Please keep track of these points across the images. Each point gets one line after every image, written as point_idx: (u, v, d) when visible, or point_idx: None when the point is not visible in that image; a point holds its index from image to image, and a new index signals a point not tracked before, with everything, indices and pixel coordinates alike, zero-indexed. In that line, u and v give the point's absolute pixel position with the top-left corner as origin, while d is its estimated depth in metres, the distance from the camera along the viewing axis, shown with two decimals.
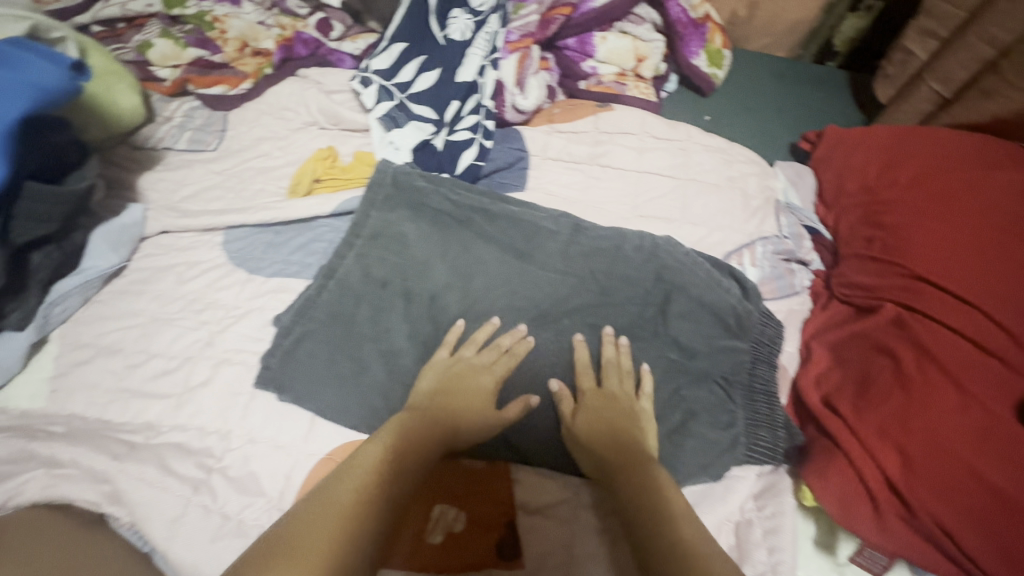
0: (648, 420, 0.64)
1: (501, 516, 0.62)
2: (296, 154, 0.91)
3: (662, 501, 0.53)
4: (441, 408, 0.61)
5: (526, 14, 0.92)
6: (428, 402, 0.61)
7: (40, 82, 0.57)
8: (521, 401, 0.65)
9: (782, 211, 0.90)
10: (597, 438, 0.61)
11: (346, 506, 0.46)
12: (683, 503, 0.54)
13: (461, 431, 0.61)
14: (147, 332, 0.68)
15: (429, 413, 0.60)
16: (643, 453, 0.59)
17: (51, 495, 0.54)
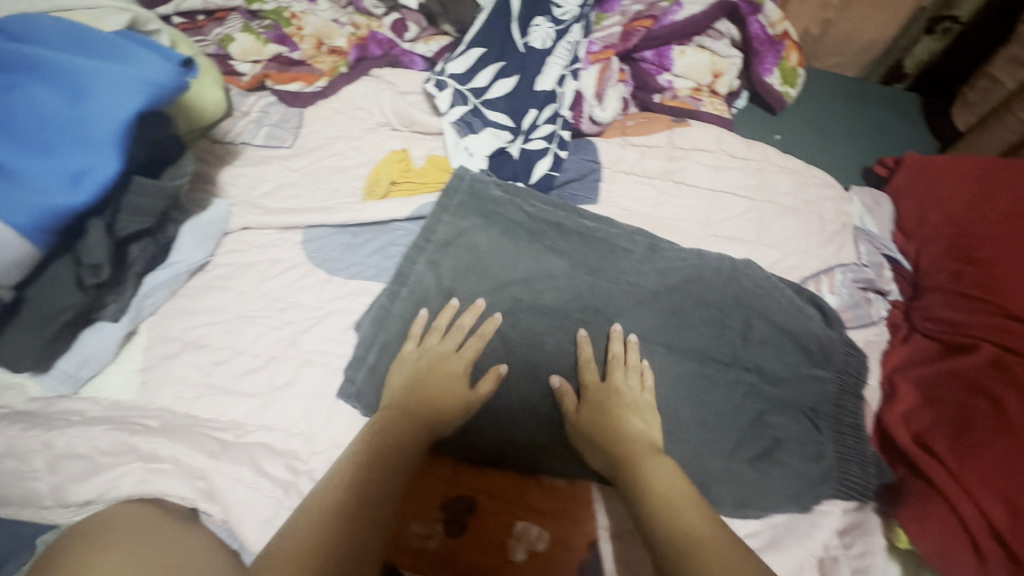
0: (653, 414, 0.64)
1: (583, 539, 0.61)
2: (369, 154, 0.91)
3: (652, 496, 0.54)
4: (416, 404, 0.62)
5: (608, 26, 0.94)
6: (400, 398, 0.62)
7: (155, 79, 0.56)
8: (492, 374, 0.66)
9: (860, 239, 0.87)
10: (597, 437, 0.61)
11: (325, 507, 0.51)
12: (673, 491, 0.54)
13: (442, 424, 0.62)
14: (231, 329, 0.69)
15: (407, 410, 0.61)
16: (637, 449, 0.58)
17: (147, 490, 0.54)
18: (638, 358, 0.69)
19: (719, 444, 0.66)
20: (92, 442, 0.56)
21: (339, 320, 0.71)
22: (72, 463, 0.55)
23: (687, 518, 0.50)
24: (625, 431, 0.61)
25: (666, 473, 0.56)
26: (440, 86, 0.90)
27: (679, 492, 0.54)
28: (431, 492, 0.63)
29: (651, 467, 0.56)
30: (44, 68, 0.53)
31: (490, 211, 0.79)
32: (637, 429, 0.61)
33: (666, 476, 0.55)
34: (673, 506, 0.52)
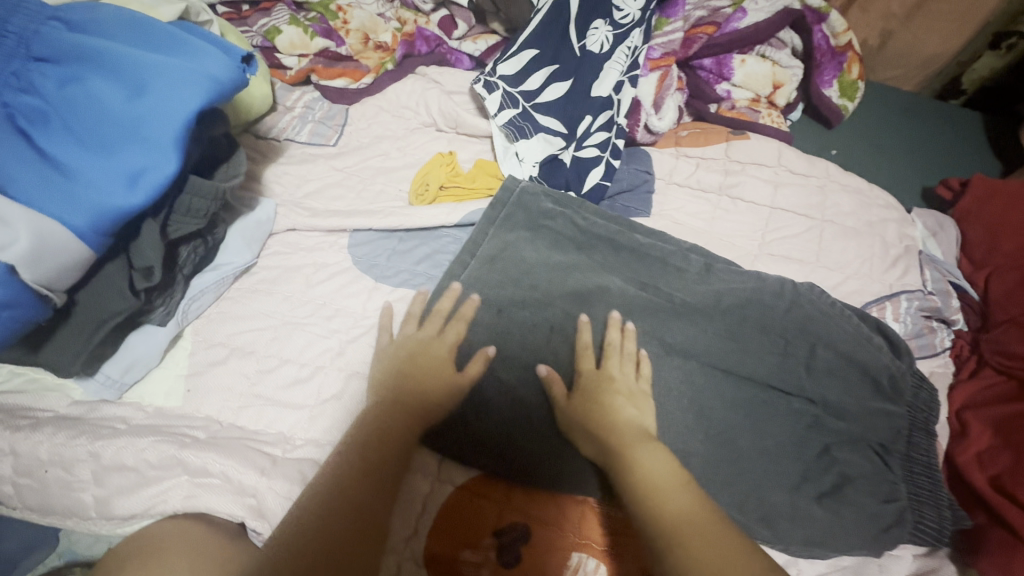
0: (648, 403, 0.63)
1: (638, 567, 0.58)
2: (415, 156, 0.88)
3: (638, 488, 0.53)
4: (406, 393, 0.61)
5: (670, 32, 0.91)
6: (390, 389, 0.61)
7: (215, 74, 0.54)
8: (481, 356, 0.65)
9: (925, 265, 0.84)
10: (590, 429, 0.60)
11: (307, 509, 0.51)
12: (660, 480, 0.53)
13: (431, 415, 0.62)
14: (278, 336, 0.66)
15: (389, 402, 0.60)
16: (625, 438, 0.57)
17: (193, 506, 0.53)
18: (634, 346, 0.67)
19: (783, 478, 0.63)
20: (141, 454, 0.55)
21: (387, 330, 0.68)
22: (120, 475, 0.54)
23: (672, 510, 0.51)
24: (614, 419, 0.59)
25: (655, 462, 0.55)
26: (490, 87, 0.84)
27: (668, 480, 0.54)
28: (485, 520, 0.60)
29: (638, 458, 0.55)
30: (104, 61, 0.51)
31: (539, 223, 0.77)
32: (627, 418, 0.60)
33: (657, 466, 0.55)
34: (660, 498, 0.52)
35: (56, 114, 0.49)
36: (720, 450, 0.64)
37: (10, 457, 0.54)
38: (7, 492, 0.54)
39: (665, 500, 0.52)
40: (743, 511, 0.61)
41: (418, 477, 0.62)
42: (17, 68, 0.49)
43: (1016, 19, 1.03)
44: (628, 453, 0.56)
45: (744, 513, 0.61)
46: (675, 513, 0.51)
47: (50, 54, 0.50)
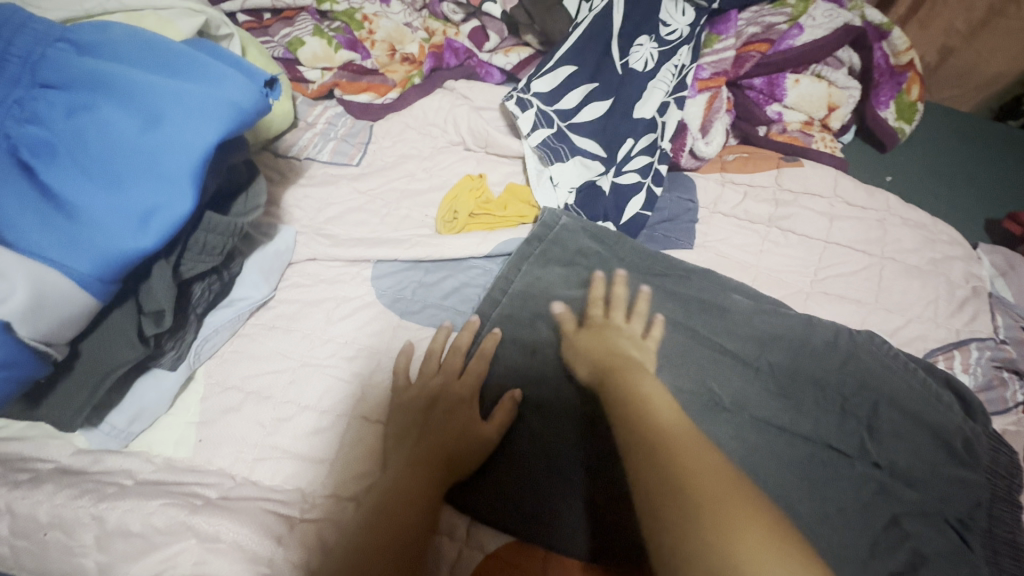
0: (654, 356, 0.61)
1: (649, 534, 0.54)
2: (443, 178, 0.82)
3: (624, 403, 0.51)
4: (433, 433, 0.57)
5: (721, 50, 0.85)
6: (411, 447, 0.56)
7: (237, 102, 0.49)
8: (507, 400, 0.60)
9: (997, 309, 0.77)
10: (588, 365, 0.59)
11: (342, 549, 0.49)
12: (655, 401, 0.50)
13: (457, 467, 0.56)
14: (296, 379, 0.61)
15: (414, 441, 0.56)
16: (626, 369, 0.56)
17: (201, 574, 0.48)
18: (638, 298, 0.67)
19: (848, 553, 0.56)
20: (148, 520, 0.50)
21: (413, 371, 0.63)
22: (124, 541, 0.49)
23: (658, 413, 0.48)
24: (617, 355, 0.59)
25: (651, 389, 0.53)
26: (524, 105, 0.79)
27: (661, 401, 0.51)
28: None
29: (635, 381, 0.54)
30: (116, 89, 0.46)
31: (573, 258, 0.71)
32: (626, 357, 0.58)
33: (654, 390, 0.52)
34: (652, 411, 0.49)
35: (61, 146, 0.45)
36: None
37: (5, 517, 0.50)
38: (2, 554, 0.50)
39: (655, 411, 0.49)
40: None
41: (446, 539, 0.57)
42: (20, 95, 0.45)
43: None
44: (625, 380, 0.54)
45: None
46: (663, 421, 0.48)
47: (57, 79, 0.46)
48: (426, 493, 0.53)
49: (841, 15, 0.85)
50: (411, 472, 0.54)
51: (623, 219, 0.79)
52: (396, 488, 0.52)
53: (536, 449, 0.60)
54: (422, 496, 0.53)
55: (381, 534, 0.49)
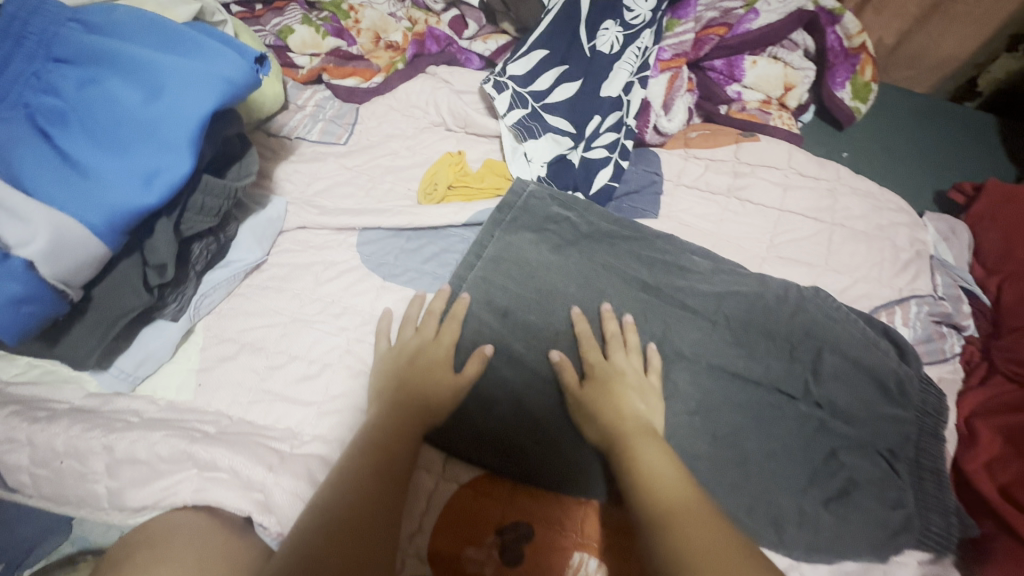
0: (656, 400, 0.64)
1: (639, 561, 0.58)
2: (424, 155, 0.88)
3: (635, 472, 0.54)
4: (409, 380, 0.62)
5: (681, 33, 0.91)
6: (394, 392, 0.61)
7: (229, 76, 0.54)
8: (477, 354, 0.65)
9: (937, 269, 0.83)
10: (597, 420, 0.60)
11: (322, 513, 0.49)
12: (667, 475, 0.53)
13: (435, 410, 0.62)
14: (287, 332, 0.67)
15: (394, 387, 0.62)
16: (635, 428, 0.58)
17: (202, 499, 0.54)
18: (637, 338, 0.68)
19: (788, 481, 0.62)
20: (152, 448, 0.55)
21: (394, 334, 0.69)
22: (132, 468, 0.55)
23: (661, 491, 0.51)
24: (625, 410, 0.60)
25: (663, 458, 0.55)
26: (500, 87, 0.84)
27: (672, 472, 0.54)
28: (488, 517, 0.60)
29: (646, 446, 0.56)
30: (122, 62, 0.52)
31: (540, 224, 0.77)
32: (631, 413, 0.60)
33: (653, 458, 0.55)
34: (661, 485, 0.52)
35: (73, 114, 0.50)
36: (724, 453, 0.64)
37: (26, 448, 0.56)
38: (24, 481, 0.56)
39: (665, 484, 0.52)
40: (749, 516, 0.61)
41: (423, 473, 0.63)
42: (38, 68, 0.51)
43: None
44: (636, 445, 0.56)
45: (752, 517, 0.61)
46: (673, 499, 0.51)
47: (68, 54, 0.51)
48: (412, 432, 0.59)
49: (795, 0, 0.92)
50: (396, 413, 0.59)
51: (590, 191, 0.85)
52: (383, 427, 0.58)
53: (505, 393, 0.66)
54: (407, 433, 0.58)
55: (376, 467, 0.54)
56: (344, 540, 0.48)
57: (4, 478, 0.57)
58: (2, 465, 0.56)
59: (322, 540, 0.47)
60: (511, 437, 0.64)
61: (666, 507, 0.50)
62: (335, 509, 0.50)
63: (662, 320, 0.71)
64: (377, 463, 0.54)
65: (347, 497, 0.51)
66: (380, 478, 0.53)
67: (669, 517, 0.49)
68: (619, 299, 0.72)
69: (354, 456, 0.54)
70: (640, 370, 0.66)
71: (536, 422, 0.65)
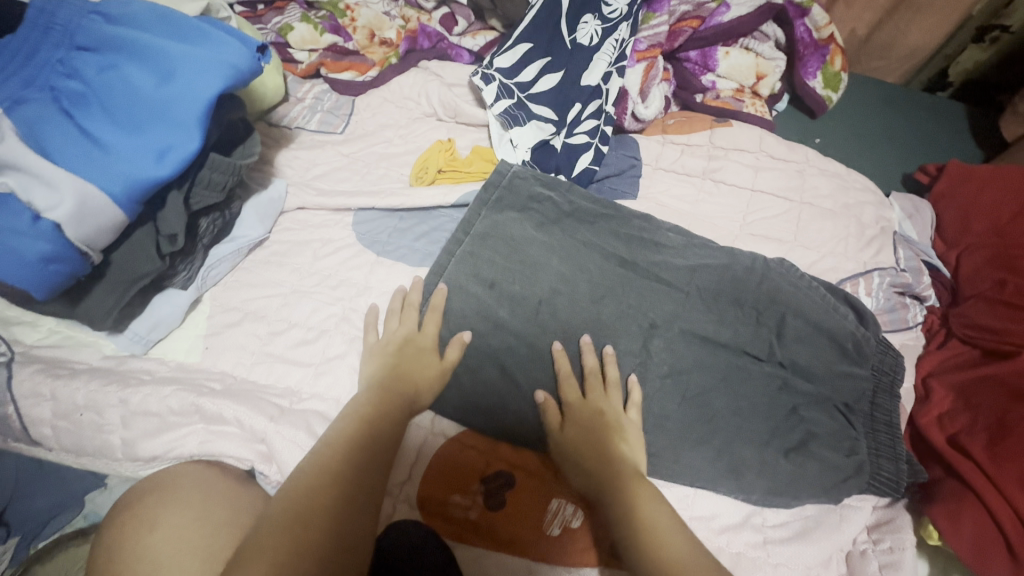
0: (634, 432, 0.66)
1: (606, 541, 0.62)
2: (416, 143, 0.94)
3: (640, 536, 0.56)
4: (398, 346, 0.68)
5: (655, 25, 0.97)
6: (387, 359, 0.66)
7: (234, 62, 0.60)
8: (456, 342, 0.70)
9: (900, 244, 0.88)
10: (583, 467, 0.62)
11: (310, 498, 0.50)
12: (671, 538, 0.55)
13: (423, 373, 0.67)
14: (288, 302, 0.72)
15: (386, 351, 0.67)
16: (630, 484, 0.60)
17: (208, 450, 0.59)
18: (616, 370, 0.69)
19: (752, 434, 0.67)
20: (164, 401, 0.61)
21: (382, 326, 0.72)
22: (145, 419, 0.60)
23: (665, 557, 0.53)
24: (610, 456, 0.62)
25: (663, 517, 0.57)
26: (487, 79, 0.89)
27: (672, 534, 0.56)
28: (474, 467, 0.65)
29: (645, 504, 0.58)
30: (137, 50, 0.58)
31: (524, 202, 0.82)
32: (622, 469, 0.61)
33: (655, 518, 0.57)
34: (668, 549, 0.54)
35: (94, 96, 0.56)
36: (692, 410, 0.68)
37: (49, 402, 0.61)
38: (45, 434, 0.61)
39: (673, 550, 0.54)
40: (714, 465, 0.66)
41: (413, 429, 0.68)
42: (62, 55, 0.57)
43: (999, 13, 1.06)
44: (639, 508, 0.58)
45: (716, 466, 0.66)
46: (682, 565, 0.53)
47: (90, 42, 0.57)
48: (404, 398, 0.63)
49: None
50: (389, 378, 0.64)
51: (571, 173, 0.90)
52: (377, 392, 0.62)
53: (490, 356, 0.71)
54: (398, 401, 0.62)
55: (371, 431, 0.58)
56: (343, 501, 0.51)
57: (27, 430, 0.62)
58: (26, 418, 0.61)
59: (326, 497, 0.51)
60: (496, 399, 0.69)
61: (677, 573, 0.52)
62: (336, 467, 0.53)
63: (638, 292, 0.75)
64: (371, 426, 0.58)
65: (345, 459, 0.54)
66: (375, 441, 0.57)
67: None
68: (599, 271, 0.76)
69: (351, 418, 0.58)
70: (618, 409, 0.67)
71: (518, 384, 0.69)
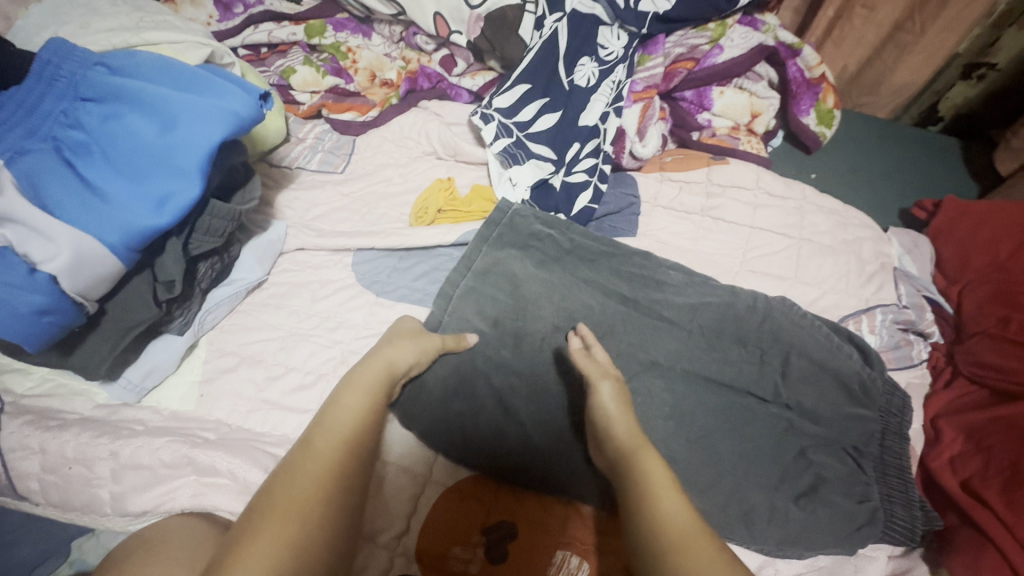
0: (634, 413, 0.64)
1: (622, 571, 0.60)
2: (416, 182, 0.94)
3: (635, 488, 0.52)
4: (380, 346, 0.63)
5: (651, 67, 0.99)
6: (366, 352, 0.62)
7: (236, 110, 0.61)
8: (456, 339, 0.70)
9: (901, 280, 0.87)
10: (614, 406, 0.60)
11: (286, 480, 0.48)
12: (665, 490, 0.51)
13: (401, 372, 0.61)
14: (285, 346, 0.71)
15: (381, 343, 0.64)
16: (627, 447, 0.56)
17: (199, 504, 0.57)
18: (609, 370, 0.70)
19: (762, 479, 0.65)
20: (155, 454, 0.59)
21: None
22: (135, 473, 0.58)
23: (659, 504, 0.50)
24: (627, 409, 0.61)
25: (657, 469, 0.54)
26: (486, 119, 0.90)
27: (667, 484, 0.52)
28: (472, 518, 0.63)
29: (645, 457, 0.55)
30: (139, 100, 0.58)
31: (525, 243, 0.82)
32: (617, 427, 0.58)
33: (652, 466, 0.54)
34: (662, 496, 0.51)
35: (96, 146, 0.56)
36: (699, 454, 0.67)
37: (38, 455, 0.59)
38: (32, 488, 0.59)
39: (664, 504, 0.50)
40: (723, 512, 0.64)
41: (407, 475, 0.66)
42: (66, 106, 0.57)
43: (983, 52, 1.09)
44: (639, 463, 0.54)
45: (725, 512, 0.64)
46: (674, 512, 0.49)
47: (94, 94, 0.58)
48: (382, 383, 0.58)
49: (755, 36, 1.00)
50: (364, 368, 0.58)
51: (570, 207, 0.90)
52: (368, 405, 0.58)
53: (493, 395, 0.69)
54: (382, 389, 0.57)
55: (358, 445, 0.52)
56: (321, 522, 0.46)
57: (12, 484, 0.59)
58: (11, 472, 0.59)
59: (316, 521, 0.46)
60: (497, 446, 0.67)
61: (666, 529, 0.48)
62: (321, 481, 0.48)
63: (641, 334, 0.74)
64: (357, 424, 0.53)
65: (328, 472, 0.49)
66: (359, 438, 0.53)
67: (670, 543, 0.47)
68: (601, 307, 0.75)
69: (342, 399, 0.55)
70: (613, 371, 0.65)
71: (520, 424, 0.67)
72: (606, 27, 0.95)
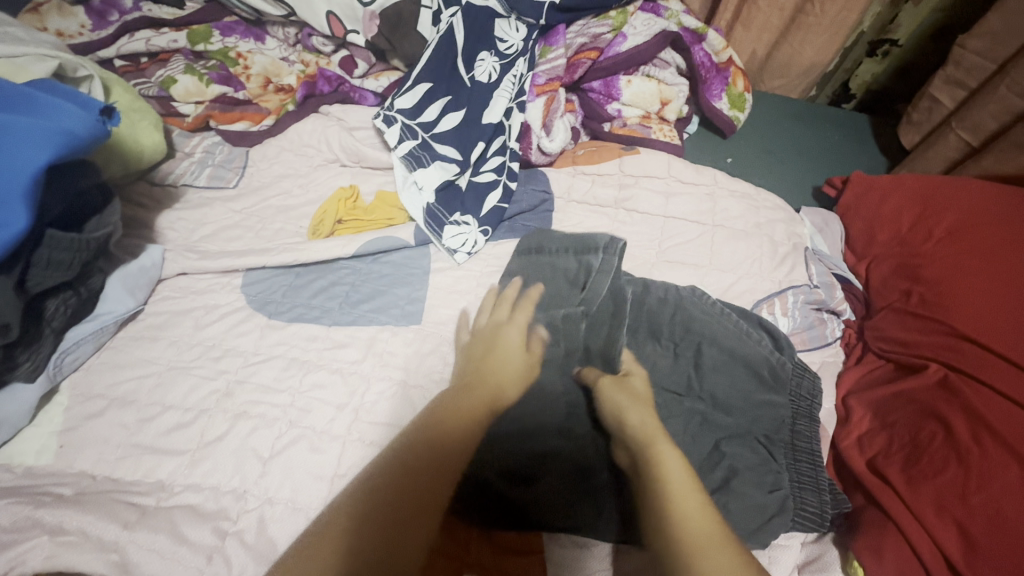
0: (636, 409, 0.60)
1: None
2: (316, 193, 0.89)
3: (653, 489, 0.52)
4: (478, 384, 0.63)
5: (553, 58, 0.94)
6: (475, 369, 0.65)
7: (71, 129, 0.56)
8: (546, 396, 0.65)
9: (811, 260, 0.87)
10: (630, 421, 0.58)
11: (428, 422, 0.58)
12: (680, 489, 0.51)
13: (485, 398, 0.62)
14: (161, 382, 0.65)
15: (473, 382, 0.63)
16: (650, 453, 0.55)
17: (52, 566, 0.51)
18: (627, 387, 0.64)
19: None
20: None
21: (268, 399, 0.66)
22: None
23: (688, 519, 0.49)
24: (630, 424, 0.58)
25: (677, 474, 0.53)
26: (389, 121, 0.85)
27: (685, 483, 0.52)
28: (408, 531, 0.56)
29: (658, 458, 0.54)
30: None
31: (448, 248, 0.81)
32: (630, 422, 0.58)
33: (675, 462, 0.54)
34: (679, 497, 0.51)
35: None
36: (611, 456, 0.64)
37: None
38: None
39: (682, 509, 0.50)
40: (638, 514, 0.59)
41: (297, 514, 0.58)
42: None
43: (886, 29, 1.11)
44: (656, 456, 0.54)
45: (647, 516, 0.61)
46: (693, 519, 0.49)
47: None
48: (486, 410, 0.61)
49: (658, 23, 0.99)
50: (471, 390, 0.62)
51: (607, 236, 0.76)
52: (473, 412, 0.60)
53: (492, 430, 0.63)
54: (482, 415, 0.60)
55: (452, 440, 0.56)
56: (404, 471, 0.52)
57: None
58: None
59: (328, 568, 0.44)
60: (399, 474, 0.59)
61: (687, 541, 0.48)
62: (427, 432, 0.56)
63: (596, 327, 0.70)
64: (474, 413, 0.59)
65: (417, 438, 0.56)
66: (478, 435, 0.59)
67: (694, 554, 0.47)
68: (595, 309, 0.71)
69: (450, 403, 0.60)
70: (643, 396, 0.62)
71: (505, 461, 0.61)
72: (504, 19, 0.90)
